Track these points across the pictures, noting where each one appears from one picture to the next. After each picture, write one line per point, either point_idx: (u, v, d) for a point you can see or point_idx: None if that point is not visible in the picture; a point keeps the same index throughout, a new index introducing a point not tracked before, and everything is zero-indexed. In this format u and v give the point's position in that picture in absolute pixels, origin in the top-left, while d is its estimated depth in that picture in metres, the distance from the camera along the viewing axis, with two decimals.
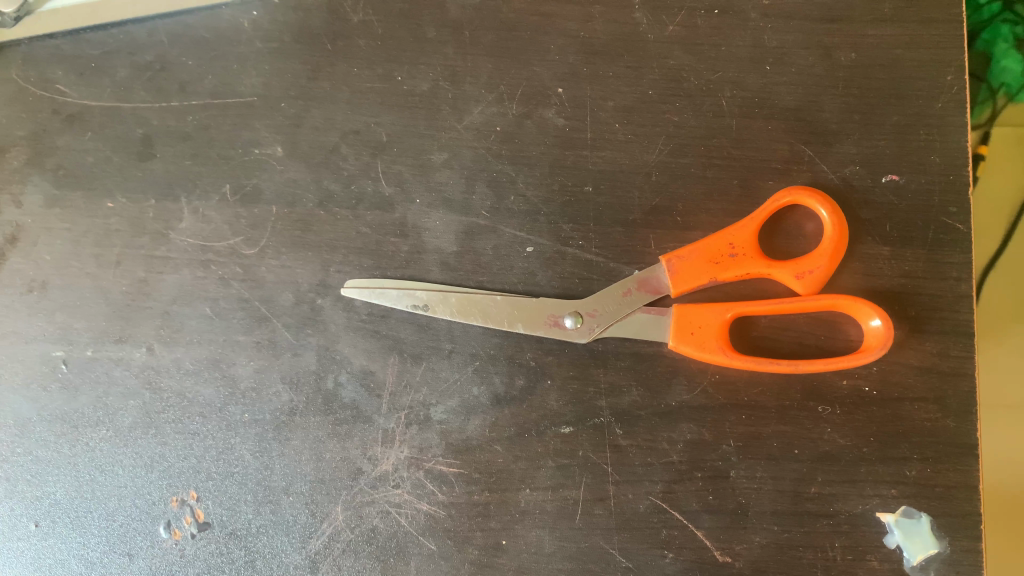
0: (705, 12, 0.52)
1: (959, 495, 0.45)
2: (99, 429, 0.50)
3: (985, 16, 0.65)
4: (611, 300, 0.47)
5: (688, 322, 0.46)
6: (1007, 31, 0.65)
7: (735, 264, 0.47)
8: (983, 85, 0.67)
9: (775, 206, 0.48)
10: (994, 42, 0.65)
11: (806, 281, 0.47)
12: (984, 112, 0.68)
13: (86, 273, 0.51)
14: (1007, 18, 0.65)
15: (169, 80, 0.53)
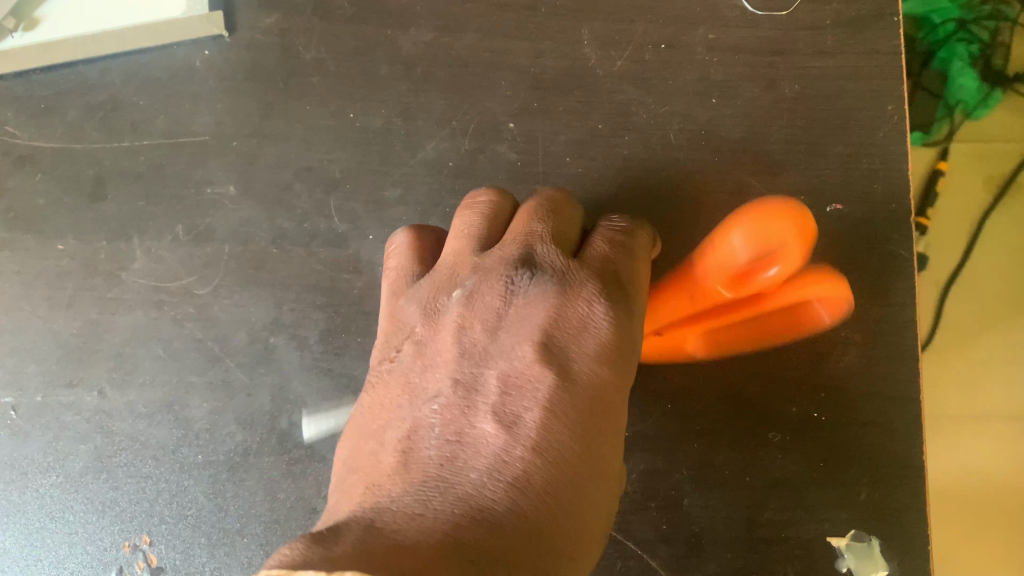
0: (652, 47, 0.53)
1: (908, 516, 0.45)
2: (48, 475, 0.49)
3: (941, 37, 0.74)
4: None
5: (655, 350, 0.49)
6: (962, 49, 0.74)
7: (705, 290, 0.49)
8: (942, 103, 0.75)
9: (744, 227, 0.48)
10: (950, 60, 0.73)
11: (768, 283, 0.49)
12: (942, 130, 0.76)
13: (36, 316, 0.51)
14: (960, 38, 0.74)
15: (121, 120, 0.53)
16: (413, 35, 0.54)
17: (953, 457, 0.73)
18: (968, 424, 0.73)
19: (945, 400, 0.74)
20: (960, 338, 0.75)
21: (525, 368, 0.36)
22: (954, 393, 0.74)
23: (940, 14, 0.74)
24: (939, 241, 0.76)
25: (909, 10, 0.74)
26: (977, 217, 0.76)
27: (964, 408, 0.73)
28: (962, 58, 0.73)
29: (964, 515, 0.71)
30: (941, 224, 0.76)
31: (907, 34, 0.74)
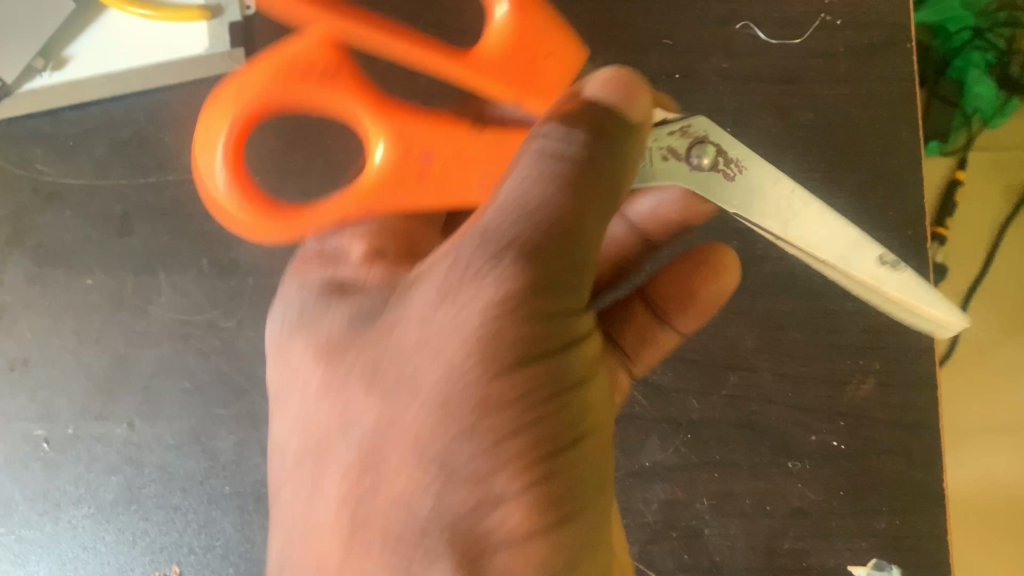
0: (667, 76, 0.54)
1: (927, 545, 0.46)
2: (80, 506, 0.50)
3: (956, 45, 0.71)
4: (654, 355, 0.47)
5: (460, 130, 0.38)
6: (978, 57, 0.71)
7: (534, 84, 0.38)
8: (958, 112, 0.72)
9: (495, 75, 0.37)
10: (965, 69, 0.71)
11: (521, 22, 0.38)
12: (959, 139, 0.74)
13: (67, 349, 0.52)
14: (977, 45, 0.71)
15: (146, 156, 0.54)
16: None
17: (968, 465, 0.72)
18: (984, 433, 0.73)
19: (965, 410, 0.73)
20: (979, 350, 0.74)
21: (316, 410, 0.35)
22: (976, 404, 0.73)
23: (956, 22, 0.71)
24: (954, 250, 0.75)
25: (922, 19, 0.72)
26: (996, 230, 0.75)
27: (984, 418, 0.73)
28: (978, 66, 0.70)
29: (974, 521, 0.71)
30: (959, 235, 0.76)
31: (921, 43, 0.73)
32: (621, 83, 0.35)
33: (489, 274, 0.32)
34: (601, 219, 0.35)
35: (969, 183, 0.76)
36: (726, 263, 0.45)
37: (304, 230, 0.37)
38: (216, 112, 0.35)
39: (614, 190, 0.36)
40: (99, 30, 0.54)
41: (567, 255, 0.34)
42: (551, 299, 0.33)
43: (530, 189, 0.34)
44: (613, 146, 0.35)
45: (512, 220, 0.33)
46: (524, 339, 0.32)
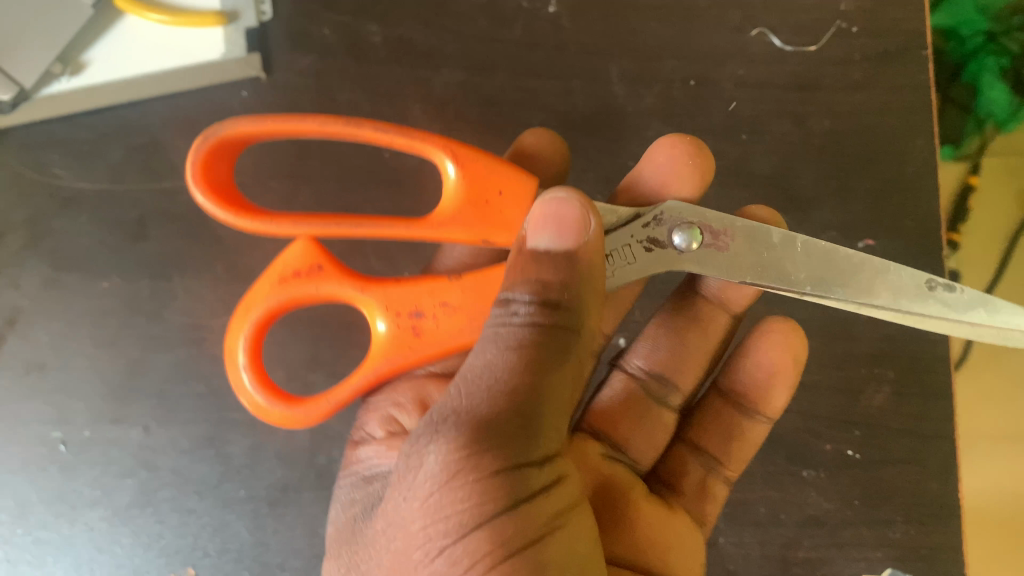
0: (682, 83, 0.55)
1: (944, 556, 0.45)
2: (96, 509, 0.50)
3: (970, 50, 0.70)
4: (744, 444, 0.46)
5: (442, 281, 0.38)
6: (992, 62, 0.69)
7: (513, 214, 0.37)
8: (970, 116, 0.72)
9: (451, 222, 0.37)
10: (979, 74, 0.70)
11: (467, 171, 0.37)
12: (974, 142, 0.74)
13: (83, 353, 0.52)
14: (992, 50, 0.69)
15: (162, 162, 0.55)
16: (444, 75, 0.55)
17: (989, 478, 0.70)
18: (1005, 444, 0.70)
19: (975, 418, 0.71)
20: (992, 356, 0.72)
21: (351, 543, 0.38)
22: (987, 414, 0.71)
23: (969, 26, 0.70)
24: (967, 255, 0.75)
25: (937, 22, 0.71)
26: (1009, 237, 0.75)
27: (997, 426, 0.71)
28: (991, 73, 0.69)
29: (1004, 536, 0.68)
30: (971, 240, 0.75)
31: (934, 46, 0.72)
32: (560, 223, 0.33)
33: (431, 446, 0.32)
34: (560, 370, 0.33)
35: (983, 188, 0.75)
36: (793, 337, 0.44)
37: (328, 411, 0.38)
38: (236, 322, 0.37)
39: (565, 343, 0.34)
40: (118, 35, 0.54)
41: (524, 419, 0.32)
42: (502, 455, 0.31)
43: (484, 367, 0.33)
44: (569, 317, 0.34)
45: (467, 396, 0.33)
46: (478, 496, 0.31)
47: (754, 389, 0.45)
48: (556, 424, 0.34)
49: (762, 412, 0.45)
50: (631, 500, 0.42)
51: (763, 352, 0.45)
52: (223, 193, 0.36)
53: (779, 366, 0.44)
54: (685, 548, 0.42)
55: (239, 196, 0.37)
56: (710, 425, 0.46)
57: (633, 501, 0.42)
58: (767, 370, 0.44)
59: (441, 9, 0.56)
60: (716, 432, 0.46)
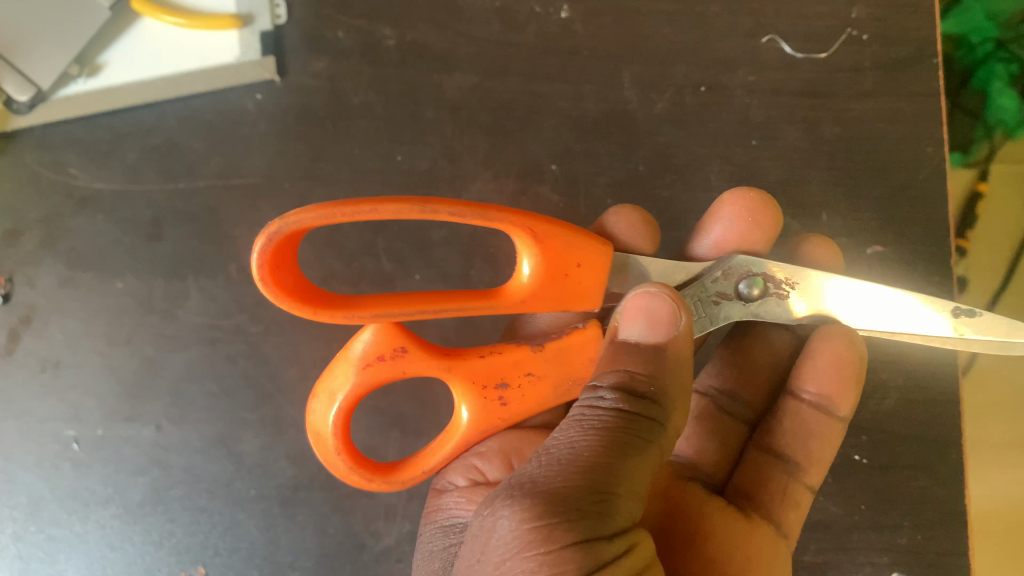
0: (693, 89, 0.55)
1: (949, 560, 0.45)
2: (108, 506, 0.51)
3: (980, 57, 0.71)
4: (824, 445, 0.43)
5: (526, 351, 0.39)
6: (1001, 69, 0.70)
7: (595, 282, 0.37)
8: (979, 123, 0.72)
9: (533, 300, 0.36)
10: (988, 81, 0.71)
11: (548, 249, 0.35)
12: (981, 150, 0.73)
13: (97, 352, 0.53)
14: (1000, 57, 0.70)
15: (177, 162, 0.55)
16: (457, 78, 0.56)
17: (998, 487, 0.69)
18: (1012, 451, 0.69)
19: (985, 428, 0.71)
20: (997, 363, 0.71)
21: None
22: (993, 420, 0.71)
23: (979, 33, 0.71)
24: (975, 263, 0.74)
25: (949, 29, 0.73)
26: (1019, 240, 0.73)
27: (1006, 436, 0.70)
28: (1001, 79, 0.70)
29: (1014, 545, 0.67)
30: (978, 244, 0.74)
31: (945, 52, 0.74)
32: (650, 316, 0.34)
33: (502, 511, 0.30)
34: (638, 457, 0.33)
35: (994, 196, 0.73)
36: (854, 337, 0.41)
37: (418, 478, 0.39)
38: (320, 409, 0.37)
39: (648, 433, 0.33)
40: (134, 37, 0.55)
41: (601, 495, 0.31)
42: (576, 528, 0.30)
43: (565, 447, 0.33)
44: (656, 410, 0.34)
45: (544, 471, 0.32)
46: (550, 568, 0.29)
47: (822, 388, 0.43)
48: (633, 507, 0.32)
49: (834, 411, 0.43)
50: (703, 516, 0.41)
51: (825, 351, 0.42)
52: (298, 293, 0.32)
53: (843, 365, 0.42)
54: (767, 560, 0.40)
55: (304, 286, 0.32)
56: (784, 428, 0.44)
57: (707, 516, 0.41)
58: (830, 370, 0.42)
59: (454, 13, 0.56)
60: (791, 437, 0.44)
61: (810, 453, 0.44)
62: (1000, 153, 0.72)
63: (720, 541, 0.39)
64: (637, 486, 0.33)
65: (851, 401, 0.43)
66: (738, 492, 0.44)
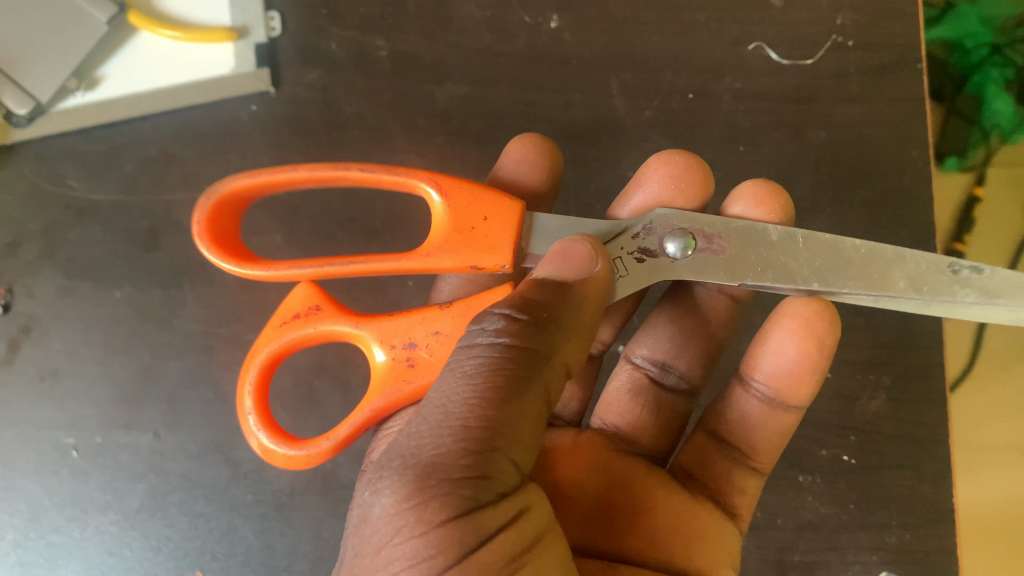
0: (680, 96, 0.56)
1: (938, 559, 0.46)
2: (107, 512, 0.52)
3: (975, 61, 0.70)
4: (768, 437, 0.43)
5: (435, 309, 0.38)
6: (997, 74, 0.69)
7: (501, 235, 0.37)
8: (976, 128, 0.71)
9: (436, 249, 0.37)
10: (984, 85, 0.70)
11: (453, 200, 0.38)
12: (978, 154, 0.73)
13: (96, 360, 0.54)
14: (997, 61, 0.70)
15: (173, 173, 0.56)
16: (448, 88, 0.57)
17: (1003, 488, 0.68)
18: (1015, 454, 0.69)
19: (984, 427, 0.70)
20: (997, 365, 0.71)
21: None
22: (996, 423, 0.70)
23: (973, 38, 0.70)
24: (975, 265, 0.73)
25: (942, 34, 0.72)
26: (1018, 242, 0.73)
27: (1005, 436, 0.69)
28: (996, 84, 0.69)
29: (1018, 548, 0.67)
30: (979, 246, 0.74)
31: (939, 59, 0.73)
32: (565, 256, 0.35)
33: (375, 496, 0.30)
34: (519, 399, 0.32)
35: (991, 199, 0.74)
36: (820, 317, 0.41)
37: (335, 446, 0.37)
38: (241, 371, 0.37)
39: (533, 369, 0.33)
40: (131, 50, 0.56)
41: (484, 455, 0.31)
42: (451, 500, 0.29)
43: (441, 400, 0.32)
44: (538, 337, 0.33)
45: (419, 434, 0.32)
46: (427, 549, 0.29)
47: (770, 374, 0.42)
48: (518, 455, 0.32)
49: (786, 402, 0.42)
50: (645, 492, 0.42)
51: (781, 338, 0.41)
52: (223, 245, 0.37)
53: (804, 350, 0.41)
54: (711, 536, 0.40)
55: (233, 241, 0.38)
56: (732, 414, 0.44)
57: (652, 492, 0.42)
58: (783, 354, 0.42)
59: (444, 23, 0.57)
60: (740, 425, 0.44)
61: (755, 441, 0.43)
62: (997, 156, 0.74)
63: (663, 516, 0.41)
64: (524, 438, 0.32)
65: (808, 388, 0.42)
66: (681, 468, 0.45)
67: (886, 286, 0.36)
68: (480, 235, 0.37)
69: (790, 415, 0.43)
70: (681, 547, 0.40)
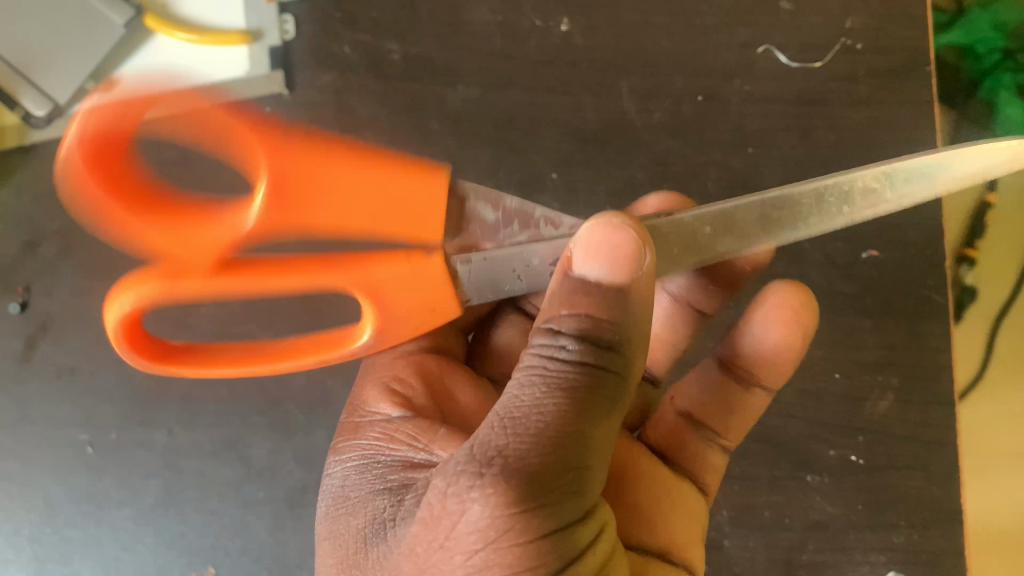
0: (690, 98, 0.56)
1: (946, 559, 0.46)
2: (123, 508, 0.52)
3: (987, 67, 0.70)
4: (742, 418, 0.45)
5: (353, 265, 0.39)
6: (1009, 79, 0.69)
7: (417, 199, 0.39)
8: (988, 133, 0.71)
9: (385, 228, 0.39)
10: (996, 91, 0.70)
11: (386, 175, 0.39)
12: None
13: (112, 358, 0.54)
14: (1009, 66, 0.70)
15: (189, 175, 0.57)
16: (460, 91, 0.57)
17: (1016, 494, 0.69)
18: None
19: (988, 437, 0.70)
20: (1011, 370, 0.71)
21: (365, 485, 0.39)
22: (1010, 431, 0.70)
23: (985, 43, 0.71)
24: (986, 272, 0.73)
25: (952, 40, 0.72)
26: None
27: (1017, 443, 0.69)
28: (1009, 87, 0.68)
29: None
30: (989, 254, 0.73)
31: (951, 64, 0.73)
32: (614, 254, 0.32)
33: (474, 492, 0.29)
34: (605, 416, 0.33)
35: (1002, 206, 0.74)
36: (803, 309, 0.42)
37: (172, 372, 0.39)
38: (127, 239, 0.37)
39: (614, 391, 0.33)
40: (147, 52, 0.57)
41: (575, 473, 0.31)
42: (552, 515, 0.30)
43: (532, 408, 0.32)
44: (616, 360, 0.33)
45: (515, 439, 0.31)
46: (525, 559, 0.29)
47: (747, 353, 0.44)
48: (598, 475, 0.33)
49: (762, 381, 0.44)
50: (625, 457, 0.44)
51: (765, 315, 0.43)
52: (133, 196, 0.36)
53: (781, 347, 0.43)
54: (689, 515, 0.43)
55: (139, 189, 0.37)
56: (709, 395, 0.45)
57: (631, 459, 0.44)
58: (765, 346, 0.43)
59: (457, 27, 0.58)
60: (714, 406, 0.45)
61: (730, 422, 0.45)
62: None
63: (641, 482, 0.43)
64: (606, 456, 0.33)
65: (780, 376, 0.44)
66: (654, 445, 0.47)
67: (832, 218, 0.37)
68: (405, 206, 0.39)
69: (763, 397, 0.44)
70: (654, 512, 0.42)
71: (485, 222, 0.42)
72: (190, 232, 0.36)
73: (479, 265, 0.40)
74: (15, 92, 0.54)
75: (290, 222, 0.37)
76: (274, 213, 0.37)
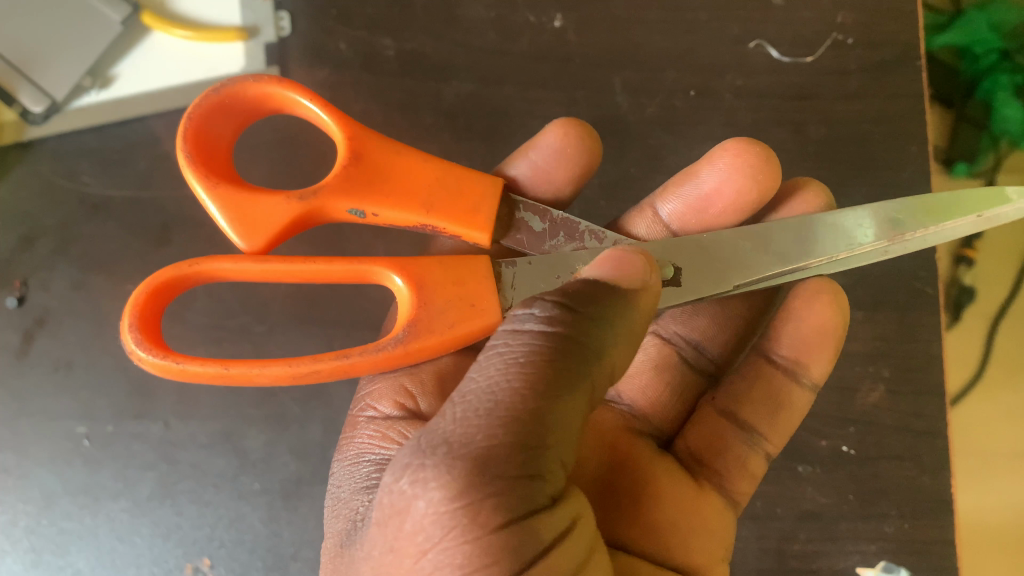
0: (683, 93, 0.57)
1: (935, 549, 0.46)
2: (119, 500, 0.53)
3: (983, 67, 0.70)
4: (788, 422, 0.44)
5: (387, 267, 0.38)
6: (1007, 80, 0.70)
7: (459, 211, 0.39)
8: (986, 134, 0.71)
9: (436, 209, 0.39)
10: (993, 91, 0.70)
11: (441, 189, 0.39)
12: (988, 160, 0.73)
13: (108, 351, 0.54)
14: (1005, 67, 0.70)
15: None
16: (454, 86, 0.58)
17: (1015, 493, 0.69)
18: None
19: (987, 438, 0.70)
20: (1012, 370, 0.71)
21: (344, 481, 0.41)
22: (1008, 429, 0.70)
23: (982, 45, 0.70)
24: (986, 274, 0.72)
25: (950, 40, 0.71)
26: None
27: (1015, 445, 0.69)
28: (1006, 89, 0.69)
29: None
30: (990, 255, 0.72)
31: (948, 65, 0.73)
32: (618, 262, 0.34)
33: (419, 488, 0.29)
34: (568, 393, 0.32)
35: None
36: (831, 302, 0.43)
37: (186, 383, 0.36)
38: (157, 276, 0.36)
39: (579, 369, 0.32)
40: (146, 48, 0.57)
41: (532, 458, 0.30)
42: (505, 507, 0.29)
43: (483, 393, 0.31)
44: (588, 340, 0.32)
45: (466, 424, 0.30)
46: (481, 553, 0.29)
47: (789, 351, 0.44)
48: (565, 462, 0.32)
49: (802, 377, 0.44)
50: (650, 479, 0.42)
51: (809, 314, 0.43)
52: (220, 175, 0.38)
53: (823, 334, 0.43)
54: (713, 531, 0.41)
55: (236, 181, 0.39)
56: (754, 393, 0.44)
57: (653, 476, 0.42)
58: (806, 335, 0.43)
59: (451, 23, 0.58)
60: (760, 405, 0.44)
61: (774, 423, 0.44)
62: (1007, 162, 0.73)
63: (663, 505, 0.41)
64: (572, 443, 0.32)
65: (824, 368, 0.44)
66: (689, 453, 0.45)
67: (857, 246, 0.38)
68: (447, 207, 0.39)
69: (806, 396, 0.44)
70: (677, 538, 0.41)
71: (532, 231, 0.41)
72: (257, 200, 0.38)
73: (525, 269, 0.39)
74: (12, 89, 0.54)
75: (353, 200, 0.39)
76: (339, 192, 0.39)
